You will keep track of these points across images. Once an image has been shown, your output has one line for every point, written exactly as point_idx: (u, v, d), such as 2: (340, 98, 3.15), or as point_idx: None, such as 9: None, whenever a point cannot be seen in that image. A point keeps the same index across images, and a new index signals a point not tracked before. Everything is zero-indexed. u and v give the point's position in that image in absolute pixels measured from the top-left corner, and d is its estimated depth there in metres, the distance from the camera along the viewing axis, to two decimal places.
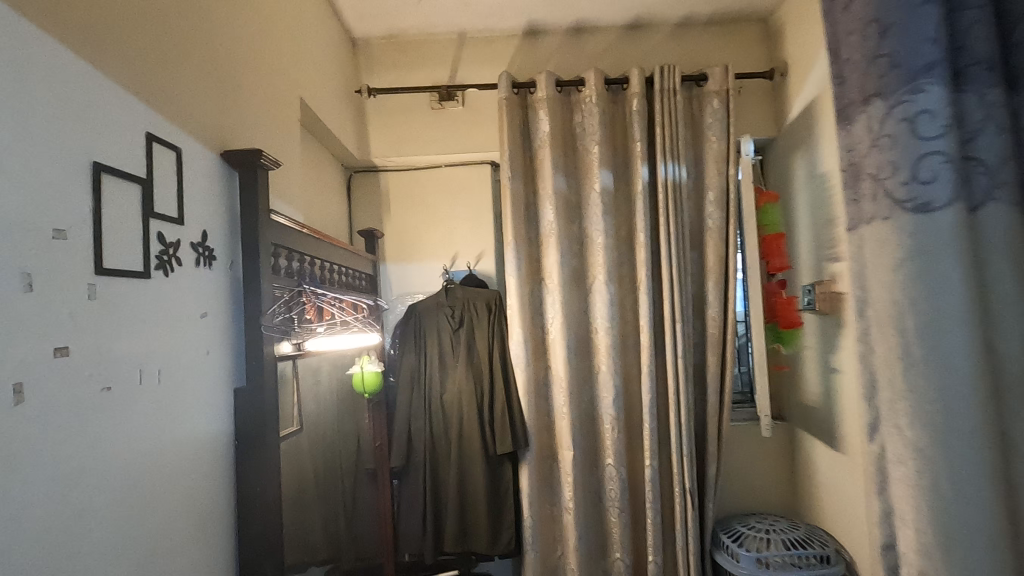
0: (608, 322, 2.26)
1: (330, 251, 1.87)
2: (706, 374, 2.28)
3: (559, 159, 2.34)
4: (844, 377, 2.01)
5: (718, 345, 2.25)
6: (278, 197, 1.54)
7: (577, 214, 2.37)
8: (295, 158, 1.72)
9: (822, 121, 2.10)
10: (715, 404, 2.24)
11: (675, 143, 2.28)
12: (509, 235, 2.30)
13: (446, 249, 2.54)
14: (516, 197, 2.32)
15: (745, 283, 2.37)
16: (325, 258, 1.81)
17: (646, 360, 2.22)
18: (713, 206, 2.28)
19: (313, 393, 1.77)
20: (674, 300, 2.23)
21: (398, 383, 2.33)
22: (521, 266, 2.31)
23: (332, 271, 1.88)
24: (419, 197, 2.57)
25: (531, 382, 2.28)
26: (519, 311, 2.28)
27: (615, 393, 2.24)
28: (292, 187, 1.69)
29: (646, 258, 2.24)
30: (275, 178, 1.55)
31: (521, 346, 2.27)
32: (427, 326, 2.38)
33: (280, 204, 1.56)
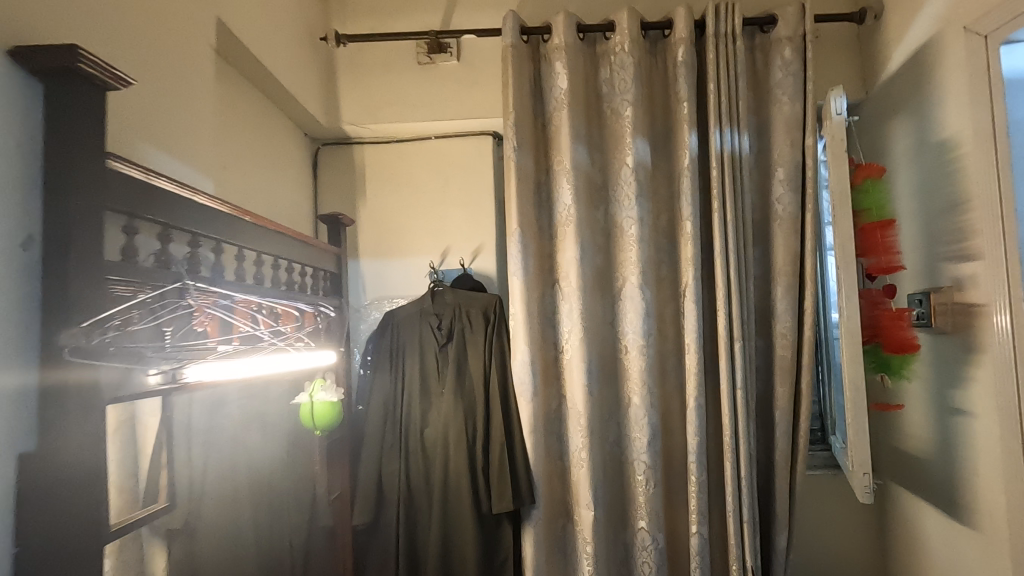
0: (643, 339, 1.70)
1: (260, 237, 1.34)
2: (773, 411, 1.71)
3: (581, 125, 1.80)
4: (975, 423, 1.43)
5: (791, 372, 1.68)
6: (149, 143, 1.02)
7: (603, 197, 1.83)
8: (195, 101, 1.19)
9: (941, 68, 1.52)
10: (787, 452, 1.66)
11: (733, 104, 1.74)
12: (513, 222, 1.77)
13: (434, 242, 2.01)
14: (522, 174, 1.78)
15: (822, 290, 1.81)
16: (247, 245, 1.28)
17: (692, 391, 1.66)
18: (783, 187, 1.72)
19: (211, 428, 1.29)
20: (732, 311, 1.67)
21: (367, 414, 1.80)
22: (528, 264, 1.77)
23: (261, 265, 1.35)
24: (402, 176, 2.04)
25: (540, 417, 1.74)
26: (525, 322, 1.73)
27: (651, 434, 1.68)
28: (193, 140, 1.17)
29: (693, 254, 1.69)
30: (149, 116, 1.02)
31: (527, 368, 1.72)
32: (407, 340, 1.86)
33: (155, 154, 1.04)
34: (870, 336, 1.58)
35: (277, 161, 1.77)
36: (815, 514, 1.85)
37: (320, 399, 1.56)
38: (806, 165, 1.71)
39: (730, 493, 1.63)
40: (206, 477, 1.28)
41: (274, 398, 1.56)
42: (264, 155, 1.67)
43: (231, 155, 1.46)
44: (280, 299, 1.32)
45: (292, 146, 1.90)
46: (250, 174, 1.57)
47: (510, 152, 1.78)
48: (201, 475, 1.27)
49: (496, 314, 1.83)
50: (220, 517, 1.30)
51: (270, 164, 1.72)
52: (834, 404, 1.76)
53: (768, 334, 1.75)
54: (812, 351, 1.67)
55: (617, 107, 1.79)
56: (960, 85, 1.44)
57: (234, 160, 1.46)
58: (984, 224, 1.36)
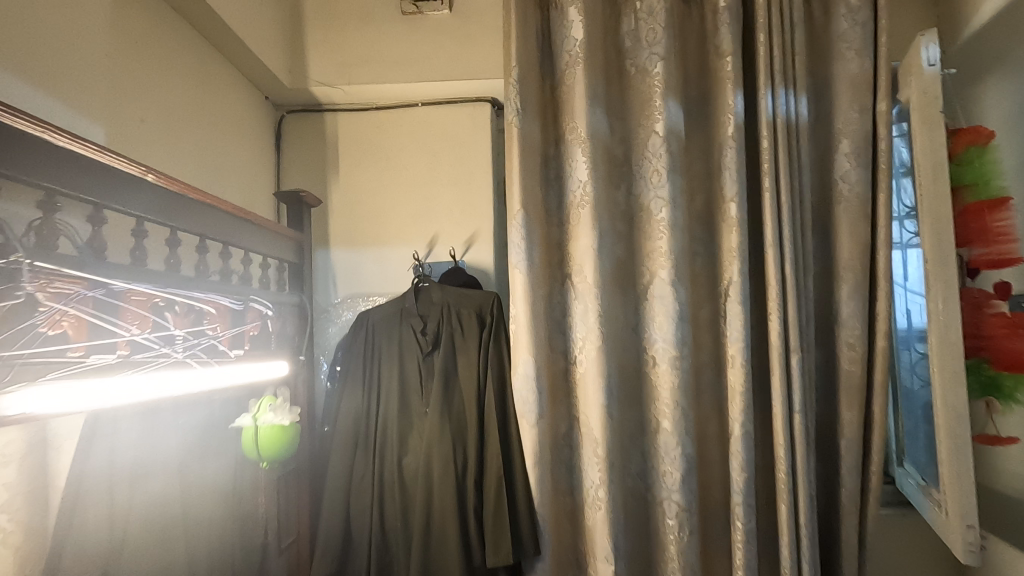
0: (675, 349, 1.36)
1: (175, 208, 0.99)
2: (836, 439, 1.38)
3: (599, 85, 1.46)
4: None
5: (861, 392, 1.35)
6: None
7: (625, 174, 1.50)
8: (10, 4, 0.84)
9: None
10: (855, 491, 1.33)
11: (787, 59, 1.41)
12: (515, 203, 1.44)
13: (420, 229, 1.68)
14: (527, 144, 1.45)
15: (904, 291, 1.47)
16: (150, 216, 0.92)
17: (737, 415, 1.33)
18: (850, 162, 1.39)
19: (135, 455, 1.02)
20: (787, 315, 1.34)
21: (334, 437, 1.47)
22: (534, 256, 1.44)
23: (176, 246, 0.99)
24: (382, 149, 1.70)
25: (547, 445, 1.40)
26: (528, 326, 1.40)
27: (685, 468, 1.35)
28: (46, 59, 0.90)
29: (740, 244, 1.35)
30: None
31: (530, 385, 1.39)
32: (384, 347, 1.52)
33: None
34: (974, 348, 1.25)
35: (218, 122, 1.42)
36: (880, 562, 1.53)
37: (268, 422, 1.24)
38: (879, 136, 1.38)
39: (786, 545, 1.30)
40: (134, 515, 1.01)
41: (212, 419, 1.23)
42: (195, 111, 1.32)
43: (133, 102, 1.11)
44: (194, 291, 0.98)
45: (244, 109, 1.56)
46: (169, 131, 1.22)
47: (512, 117, 1.45)
48: (129, 513, 1.00)
49: (493, 316, 1.50)
50: (159, 568, 1.03)
51: (207, 125, 1.37)
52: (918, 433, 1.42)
53: (830, 345, 1.41)
54: (886, 366, 1.34)
55: (644, 63, 1.45)
56: None
57: (142, 110, 1.13)
58: None
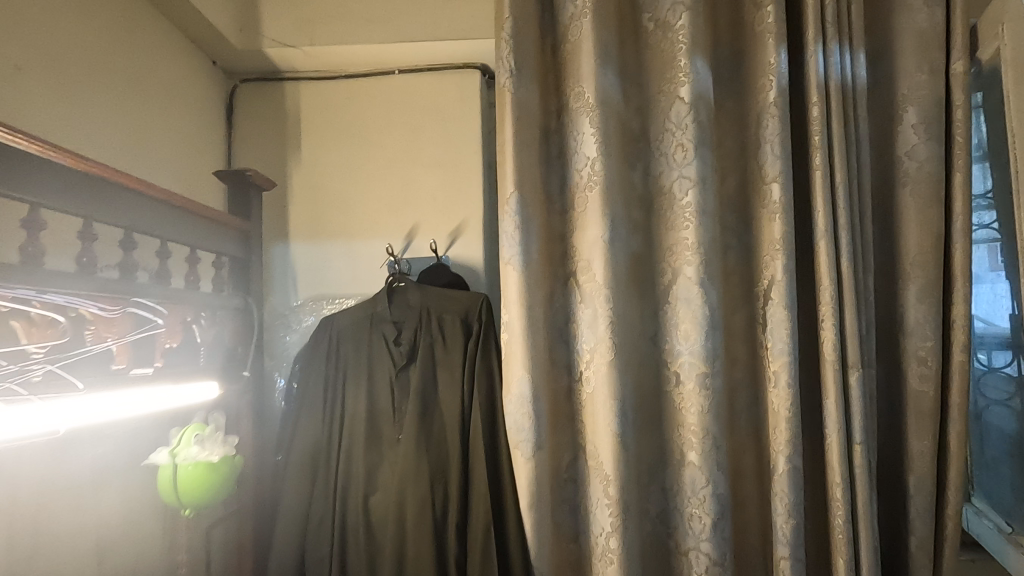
0: (704, 364, 1.10)
1: (31, 176, 0.72)
2: (904, 475, 1.12)
3: (611, 42, 1.20)
4: None
5: (935, 417, 1.09)
6: None
7: (642, 151, 1.23)
8: None
9: None
10: (929, 541, 1.07)
11: (841, 9, 1.15)
12: (507, 185, 1.18)
13: (396, 218, 1.41)
14: (522, 114, 1.19)
15: (992, 294, 1.21)
16: None
17: (782, 447, 1.07)
18: (918, 135, 1.13)
19: (35, 492, 0.82)
20: (844, 324, 1.08)
21: (285, 470, 1.20)
22: (530, 249, 1.17)
23: (38, 230, 0.70)
24: (352, 126, 1.44)
25: (546, 483, 1.14)
26: (524, 335, 1.15)
27: (717, 512, 1.09)
28: None
29: (785, 235, 1.09)
30: None
31: (525, 408, 1.14)
32: (350, 360, 1.26)
33: None
34: None
35: (147, 85, 1.16)
36: None
37: (190, 459, 0.97)
38: (955, 102, 1.12)
39: None
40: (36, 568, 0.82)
41: (107, 457, 0.96)
42: (107, 66, 1.05)
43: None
44: (58, 299, 0.73)
45: (186, 73, 1.30)
46: (59, 88, 0.95)
47: (504, 80, 1.18)
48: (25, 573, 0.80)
49: (482, 322, 1.24)
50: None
51: (129, 88, 1.11)
52: (1012, 470, 1.15)
53: (893, 358, 1.16)
54: (966, 386, 1.08)
55: (664, 15, 1.19)
56: None
57: (16, 53, 0.87)
58: None
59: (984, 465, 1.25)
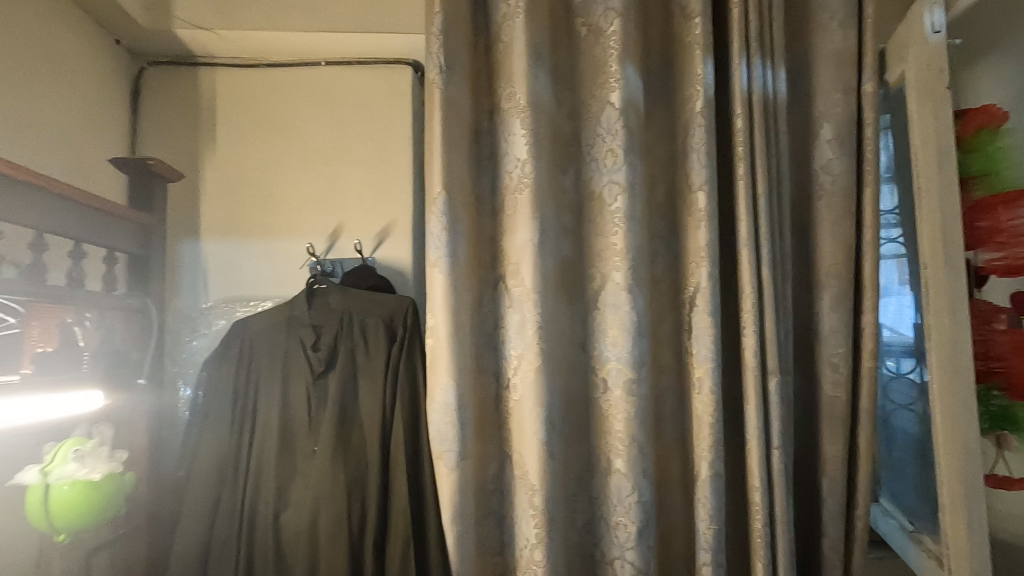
0: (631, 370, 1.10)
1: None
2: (817, 477, 1.16)
3: (544, 44, 1.18)
4: None
5: (846, 421, 1.13)
6: None
7: (573, 155, 1.21)
8: None
9: None
10: (840, 542, 1.11)
11: (764, 26, 1.19)
12: (434, 185, 1.13)
13: (320, 216, 1.34)
14: (452, 112, 1.16)
15: (897, 304, 1.27)
16: None
17: (705, 453, 1.08)
18: (832, 150, 1.18)
19: None
20: (765, 331, 1.10)
21: (186, 486, 1.10)
22: (457, 252, 1.14)
23: None
24: (275, 118, 1.36)
25: (469, 494, 1.10)
26: (449, 340, 1.10)
27: (642, 519, 1.08)
28: None
29: (710, 242, 1.10)
30: None
31: (449, 416, 1.09)
32: (263, 366, 1.17)
33: None
34: (985, 371, 1.06)
35: (35, 60, 1.04)
36: None
37: (66, 479, 0.86)
38: (865, 121, 1.17)
39: None
40: None
41: None
42: None
43: None
44: None
45: (84, 51, 1.18)
46: None
47: (434, 77, 1.15)
48: None
49: (407, 327, 1.19)
50: None
51: (11, 61, 0.99)
52: (914, 470, 1.21)
53: (809, 365, 1.19)
54: (874, 391, 1.13)
55: (597, 21, 1.19)
56: None
57: None
58: None
59: (889, 466, 1.31)
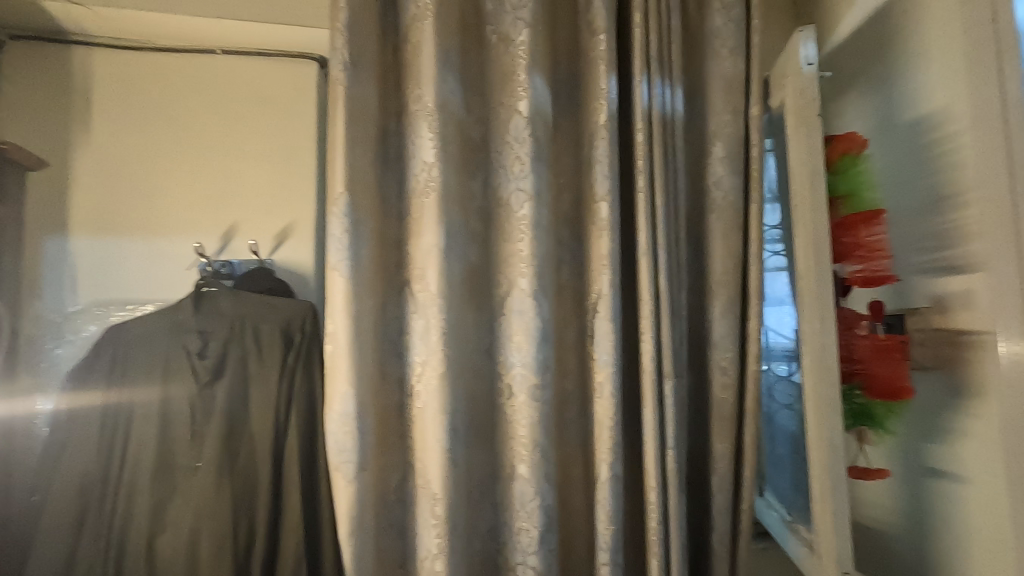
0: (535, 376, 1.11)
1: None
2: (708, 475, 1.22)
3: (453, 48, 1.17)
4: (975, 498, 1.00)
5: (732, 421, 1.21)
6: None
7: (482, 161, 1.21)
8: None
9: (914, 21, 1.13)
10: (727, 536, 1.17)
11: (663, 48, 1.25)
12: (336, 185, 1.09)
13: (213, 215, 1.25)
14: (356, 111, 1.12)
15: (778, 312, 1.38)
16: None
17: (605, 456, 1.11)
18: (723, 168, 1.26)
19: None
20: (661, 337, 1.15)
21: (42, 512, 0.98)
22: (360, 255, 1.10)
23: None
24: (163, 106, 1.25)
25: (369, 507, 1.06)
26: (349, 347, 1.06)
27: (544, 522, 1.09)
28: None
29: (611, 251, 1.14)
30: None
31: (348, 426, 1.05)
32: (139, 376, 1.07)
33: None
34: (848, 373, 1.17)
35: None
36: None
37: None
38: (752, 142, 1.27)
39: None
40: None
41: None
42: None
43: None
44: None
45: None
46: None
47: (337, 73, 1.11)
48: None
49: (305, 333, 1.13)
50: None
51: None
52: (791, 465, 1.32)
53: (702, 369, 1.26)
54: (757, 393, 1.21)
55: (507, 29, 1.20)
56: (948, 46, 1.05)
57: None
58: (985, 222, 0.95)
59: (772, 462, 1.42)
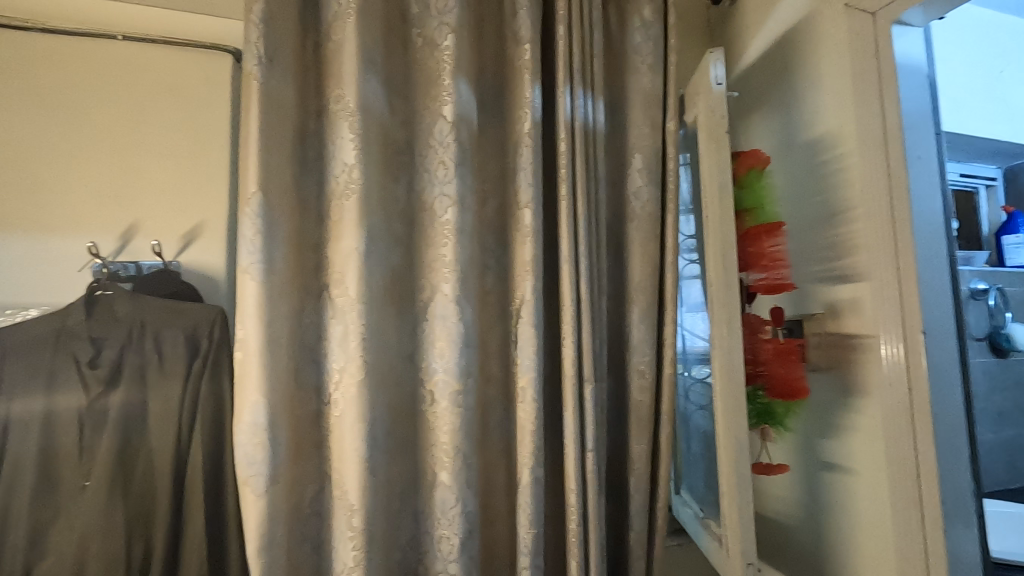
0: (458, 382, 1.10)
1: None
2: (627, 476, 1.26)
3: (376, 49, 1.15)
4: (861, 488, 1.09)
5: (650, 423, 1.25)
6: None
7: (406, 165, 1.19)
8: None
9: (810, 49, 1.22)
10: (644, 534, 1.21)
11: (586, 61, 1.28)
12: (249, 184, 1.04)
13: (110, 213, 1.16)
14: (272, 108, 1.08)
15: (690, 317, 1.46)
16: None
17: (527, 461, 1.11)
18: (642, 179, 1.31)
19: None
20: (582, 342, 1.18)
21: None
22: (274, 258, 1.05)
23: None
24: (51, 92, 1.14)
25: (281, 521, 1.01)
26: (261, 354, 1.01)
27: (466, 529, 1.08)
28: None
29: (534, 257, 1.16)
30: None
31: (259, 437, 1.00)
32: (17, 388, 0.97)
33: None
34: (753, 374, 1.26)
35: None
36: None
37: None
38: (668, 155, 1.33)
39: None
40: None
41: None
42: None
43: None
44: None
45: None
46: None
47: (251, 67, 1.06)
48: None
49: (213, 340, 1.06)
50: None
51: None
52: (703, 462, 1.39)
53: (621, 373, 1.30)
54: (672, 395, 1.27)
55: (432, 33, 1.19)
56: (837, 74, 1.14)
57: None
58: (866, 236, 1.04)
59: (687, 461, 1.48)
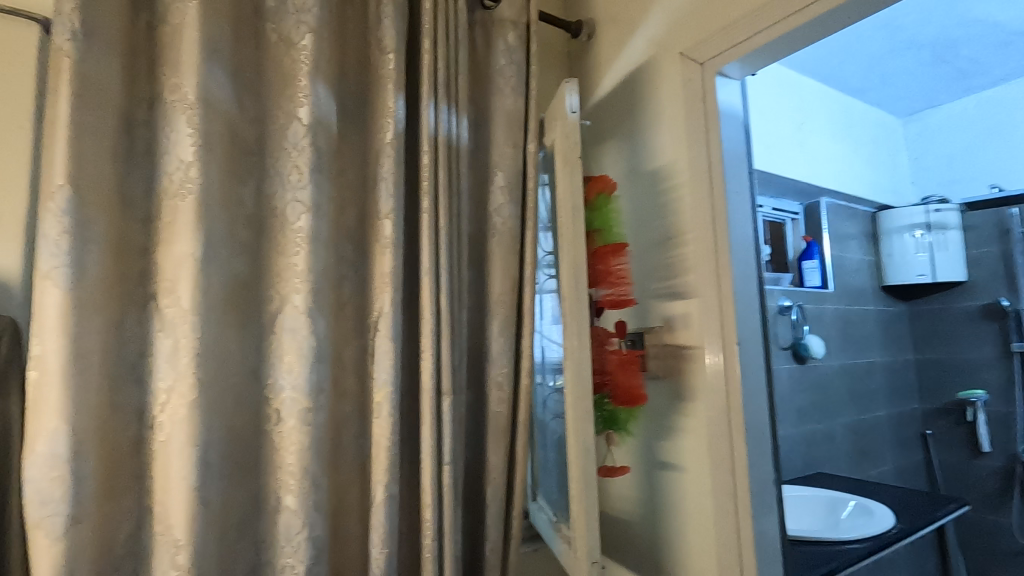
0: (308, 399, 1.05)
1: None
2: (483, 487, 1.28)
3: (223, 39, 1.06)
4: (689, 483, 1.22)
5: (506, 433, 1.28)
6: None
7: (256, 166, 1.11)
8: None
9: (652, 90, 1.36)
10: (499, 543, 1.24)
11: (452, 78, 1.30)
12: (56, 175, 0.90)
13: None
14: (90, 90, 0.94)
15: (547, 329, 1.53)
16: None
17: (381, 478, 1.08)
18: (503, 196, 1.35)
19: None
20: (441, 355, 1.18)
21: None
22: (86, 262, 0.92)
23: None
24: None
25: (85, 566, 0.87)
26: (64, 373, 0.87)
27: (313, 555, 1.02)
28: None
29: (393, 269, 1.14)
30: None
31: (58, 470, 0.86)
32: None
33: None
34: (599, 383, 1.33)
35: None
36: None
37: None
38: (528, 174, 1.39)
39: None
40: None
41: None
42: None
43: None
44: None
45: None
46: None
47: (63, 42, 0.92)
48: None
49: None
50: None
51: None
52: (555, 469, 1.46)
53: (480, 385, 1.33)
54: (528, 406, 1.31)
55: (289, 31, 1.13)
56: (674, 114, 1.29)
57: None
58: (699, 259, 1.19)
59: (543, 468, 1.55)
